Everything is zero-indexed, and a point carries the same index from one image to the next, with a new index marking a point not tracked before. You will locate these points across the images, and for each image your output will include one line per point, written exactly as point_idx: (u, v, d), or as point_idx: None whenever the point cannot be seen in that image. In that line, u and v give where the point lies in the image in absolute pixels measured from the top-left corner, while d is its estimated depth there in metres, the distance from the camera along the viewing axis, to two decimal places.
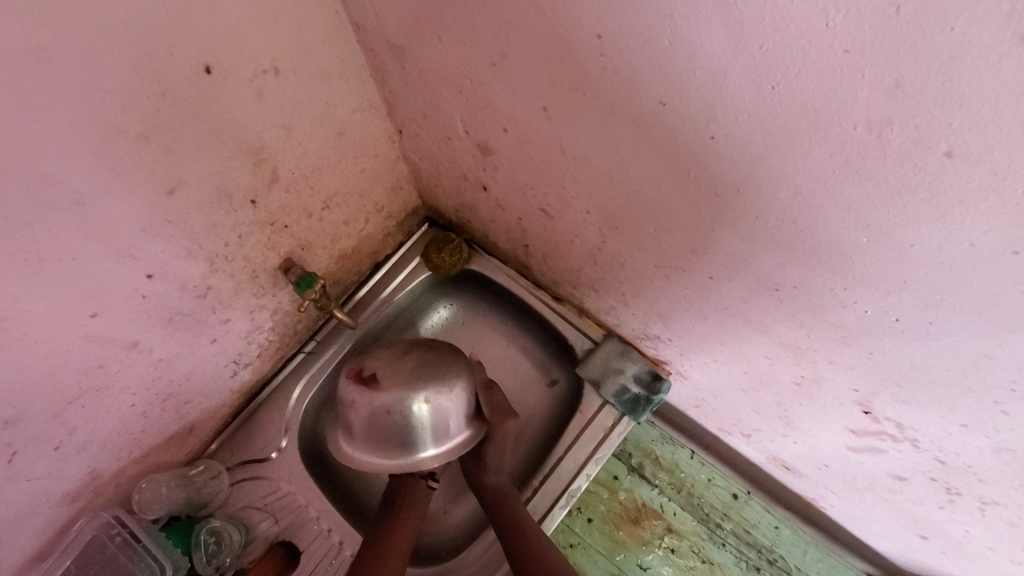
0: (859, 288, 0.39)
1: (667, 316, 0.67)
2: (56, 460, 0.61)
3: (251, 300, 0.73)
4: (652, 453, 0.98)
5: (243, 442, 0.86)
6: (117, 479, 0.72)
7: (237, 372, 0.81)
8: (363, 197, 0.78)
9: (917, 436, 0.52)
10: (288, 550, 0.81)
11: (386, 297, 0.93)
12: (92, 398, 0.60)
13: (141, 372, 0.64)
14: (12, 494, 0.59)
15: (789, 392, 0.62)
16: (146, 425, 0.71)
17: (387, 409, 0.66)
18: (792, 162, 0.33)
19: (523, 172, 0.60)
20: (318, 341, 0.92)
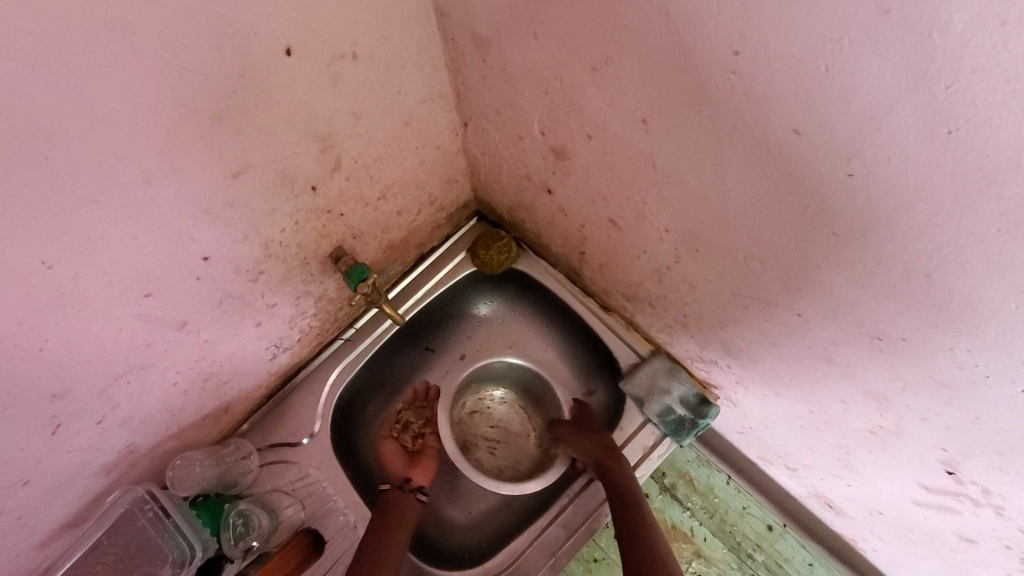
0: (986, 351, 0.36)
1: (731, 344, 0.63)
2: (97, 432, 0.61)
3: (299, 286, 0.71)
4: (686, 475, 0.96)
5: (275, 425, 0.85)
6: (152, 453, 0.72)
7: (276, 355, 0.80)
8: (419, 189, 0.76)
9: (1004, 504, 0.48)
10: (313, 537, 0.81)
11: (428, 290, 0.92)
12: (137, 375, 0.59)
13: (187, 352, 0.63)
14: (53, 464, 0.58)
15: (858, 438, 0.58)
16: (185, 403, 0.70)
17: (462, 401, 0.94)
18: (946, 214, 0.30)
19: (599, 182, 0.56)
20: (357, 329, 0.91)
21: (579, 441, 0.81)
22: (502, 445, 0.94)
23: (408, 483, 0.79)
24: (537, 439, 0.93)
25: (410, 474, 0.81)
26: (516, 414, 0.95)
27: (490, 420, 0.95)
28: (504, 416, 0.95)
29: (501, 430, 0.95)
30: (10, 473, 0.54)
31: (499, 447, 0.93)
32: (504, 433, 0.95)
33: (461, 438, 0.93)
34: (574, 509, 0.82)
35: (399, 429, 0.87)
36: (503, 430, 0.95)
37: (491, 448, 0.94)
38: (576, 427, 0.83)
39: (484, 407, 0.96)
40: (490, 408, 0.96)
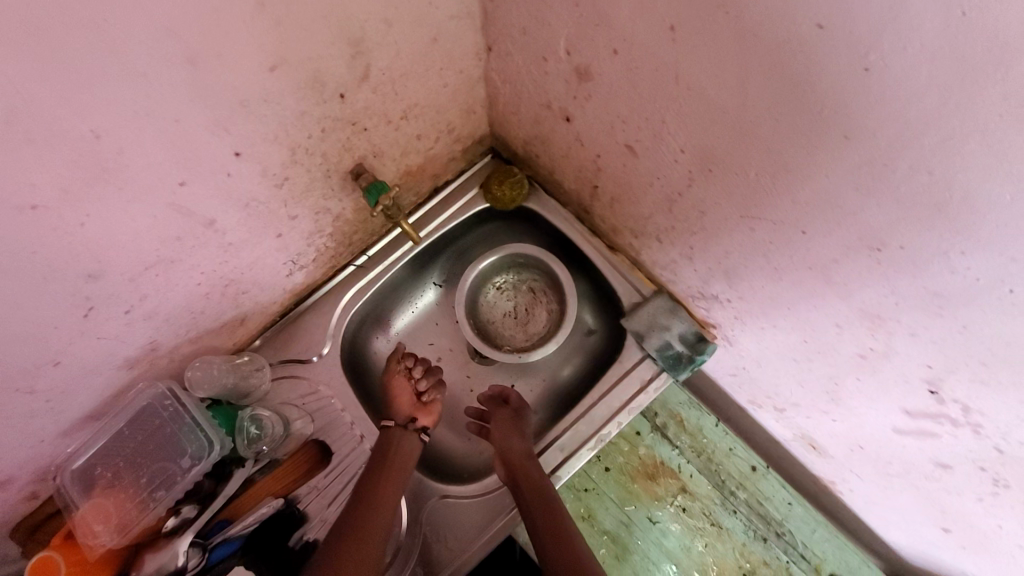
0: (977, 251, 0.38)
1: (733, 274, 0.66)
2: (125, 322, 0.64)
3: (320, 201, 0.73)
4: (677, 416, 1.00)
5: (288, 342, 0.88)
6: (171, 354, 0.75)
7: (292, 273, 0.82)
8: (439, 114, 0.77)
9: (981, 422, 0.51)
10: (321, 448, 0.85)
11: (440, 223, 0.94)
12: (165, 268, 0.62)
13: (212, 252, 0.66)
14: (83, 347, 0.61)
15: (848, 366, 0.62)
16: (206, 307, 0.73)
17: (536, 267, 0.98)
18: (951, 104, 0.32)
19: (620, 103, 0.58)
20: (369, 257, 0.93)
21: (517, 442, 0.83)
22: (513, 322, 1.00)
23: (413, 425, 0.84)
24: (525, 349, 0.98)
25: (415, 415, 0.86)
26: (543, 321, 0.99)
27: (516, 308, 1.00)
28: (541, 313, 0.99)
29: (526, 317, 1.00)
30: (46, 350, 0.57)
31: (510, 320, 1.00)
32: (523, 319, 1.00)
33: (520, 259, 0.99)
34: (555, 451, 0.85)
35: (406, 372, 0.89)
36: (518, 324, 1.00)
37: (510, 311, 1.00)
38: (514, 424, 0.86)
39: (522, 296, 1.00)
40: (538, 292, 1.00)
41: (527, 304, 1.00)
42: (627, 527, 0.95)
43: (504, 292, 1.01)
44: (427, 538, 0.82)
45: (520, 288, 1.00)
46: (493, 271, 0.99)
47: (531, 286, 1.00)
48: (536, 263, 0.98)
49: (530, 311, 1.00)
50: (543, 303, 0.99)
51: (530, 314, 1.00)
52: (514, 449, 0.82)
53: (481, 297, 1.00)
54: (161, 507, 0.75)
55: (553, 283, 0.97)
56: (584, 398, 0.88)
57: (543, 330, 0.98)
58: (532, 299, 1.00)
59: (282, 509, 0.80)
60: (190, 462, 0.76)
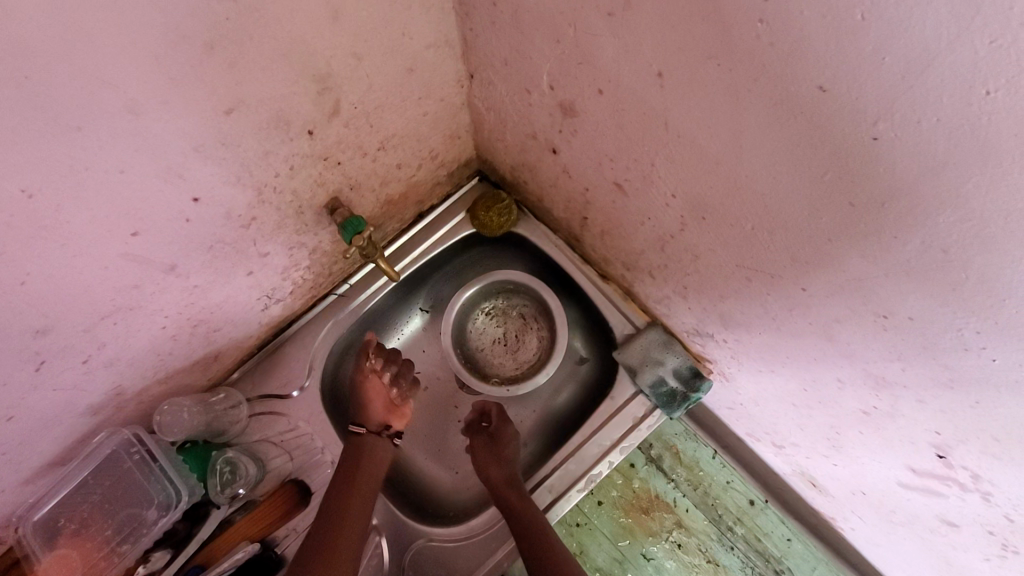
0: (995, 333, 0.34)
1: (729, 317, 0.63)
2: (83, 372, 0.60)
3: (294, 236, 0.69)
4: (673, 447, 0.96)
5: (266, 376, 0.85)
6: (139, 396, 0.71)
7: (268, 307, 0.79)
8: (420, 142, 0.73)
9: (992, 491, 0.48)
10: (301, 489, 0.81)
11: (425, 250, 0.90)
12: (124, 316, 0.58)
13: (176, 296, 0.62)
14: (37, 400, 0.58)
15: (850, 419, 0.58)
16: (174, 348, 0.69)
17: (527, 292, 0.95)
18: (969, 185, 0.28)
19: (607, 141, 0.54)
20: (351, 285, 0.89)
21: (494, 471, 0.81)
22: (503, 349, 0.96)
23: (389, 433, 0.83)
24: (515, 377, 0.94)
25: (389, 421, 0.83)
26: (535, 348, 0.95)
27: (506, 334, 0.96)
28: (532, 339, 0.95)
29: (517, 344, 0.96)
30: None
31: (500, 346, 0.96)
32: (513, 346, 0.96)
33: (510, 284, 0.95)
34: (544, 492, 0.81)
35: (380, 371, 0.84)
36: (508, 351, 0.96)
37: (499, 337, 0.97)
38: (493, 453, 0.84)
39: (512, 322, 0.97)
40: (529, 317, 0.96)
41: (518, 331, 0.96)
42: (621, 563, 0.92)
43: (493, 318, 0.97)
44: None
45: (510, 313, 0.97)
46: (482, 297, 0.96)
47: (521, 311, 0.96)
48: (526, 288, 0.94)
49: (521, 336, 0.96)
50: (534, 330, 0.95)
51: (520, 342, 0.96)
52: (496, 477, 0.81)
53: (470, 322, 0.96)
54: (127, 561, 0.72)
55: (544, 308, 0.94)
56: (574, 434, 0.84)
57: (535, 357, 0.95)
58: (523, 325, 0.96)
59: (260, 553, 0.77)
60: (157, 512, 0.74)
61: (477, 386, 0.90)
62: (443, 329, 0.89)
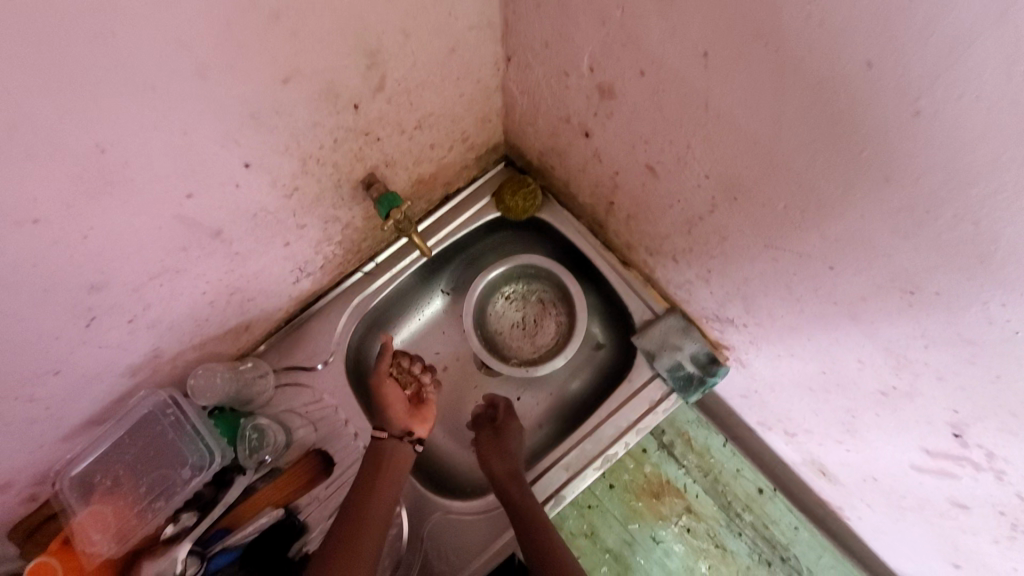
0: (1019, 304, 0.36)
1: (752, 300, 0.65)
2: (127, 331, 0.62)
3: (330, 209, 0.71)
4: (684, 434, 0.98)
5: (292, 349, 0.87)
6: (174, 361, 0.73)
7: (299, 280, 0.81)
8: (453, 123, 0.75)
9: (1006, 469, 0.50)
10: (324, 459, 0.84)
11: (450, 231, 0.92)
12: (170, 278, 0.60)
13: (219, 262, 0.64)
14: (84, 356, 0.60)
15: (868, 400, 0.60)
16: (210, 314, 0.72)
17: (547, 277, 0.97)
18: (1004, 158, 0.30)
19: (643, 123, 0.56)
20: (378, 264, 0.91)
21: (498, 463, 0.83)
22: (521, 333, 0.98)
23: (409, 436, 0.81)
24: (531, 360, 0.96)
25: (410, 426, 0.82)
26: (553, 333, 0.97)
27: (524, 318, 0.98)
28: (550, 324, 0.97)
29: (535, 328, 0.98)
30: (46, 360, 0.56)
31: (518, 330, 0.98)
32: (532, 330, 0.98)
33: (532, 269, 0.97)
34: (559, 470, 0.83)
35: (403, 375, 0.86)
36: (526, 335, 0.98)
37: (518, 321, 0.99)
38: (497, 444, 0.85)
39: (531, 307, 0.98)
40: (548, 302, 0.98)
41: (537, 315, 0.98)
42: (631, 545, 0.94)
43: (513, 302, 0.99)
44: (429, 554, 0.81)
45: (530, 298, 0.99)
46: (503, 281, 0.98)
47: (541, 296, 0.98)
48: (547, 274, 0.96)
49: (540, 321, 0.98)
50: (553, 315, 0.97)
51: (539, 326, 0.98)
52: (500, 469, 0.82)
53: (490, 305, 0.98)
54: (159, 519, 0.75)
55: (564, 294, 0.95)
56: (591, 415, 0.86)
57: (552, 342, 0.97)
58: (542, 310, 0.98)
59: (283, 519, 0.79)
60: (188, 471, 0.76)
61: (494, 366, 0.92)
62: (464, 310, 0.91)
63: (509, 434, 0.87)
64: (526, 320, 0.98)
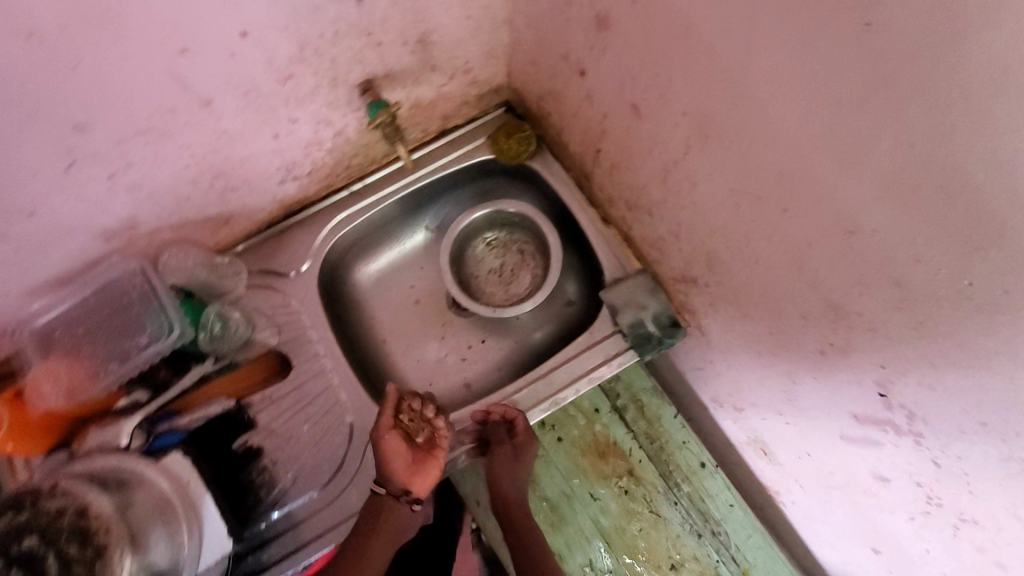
0: (942, 237, 0.38)
1: (715, 254, 0.67)
2: (106, 189, 0.64)
3: (323, 110, 0.73)
4: (639, 400, 0.99)
5: (269, 253, 0.89)
6: (149, 236, 0.75)
7: (284, 183, 0.82)
8: (458, 49, 0.77)
9: (924, 431, 0.51)
10: (281, 362, 0.87)
11: (441, 165, 0.93)
12: (155, 140, 0.62)
13: (205, 137, 0.66)
14: (59, 203, 0.62)
15: (808, 362, 0.62)
16: (191, 195, 0.73)
17: (532, 230, 0.98)
18: (944, 67, 0.32)
19: (632, 57, 0.58)
20: (365, 185, 0.93)
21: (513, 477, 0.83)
22: (496, 280, 1.00)
23: (407, 496, 0.75)
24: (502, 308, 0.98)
25: (410, 484, 0.76)
26: (527, 285, 0.99)
27: (501, 266, 1.00)
28: (526, 276, 0.99)
29: (511, 278, 1.00)
30: (21, 194, 0.57)
31: (494, 277, 1.00)
32: (507, 279, 1.00)
33: (519, 219, 0.99)
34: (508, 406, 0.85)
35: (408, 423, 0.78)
36: (500, 283, 1.00)
37: (496, 269, 1.00)
38: (514, 459, 0.83)
39: (510, 256, 1.00)
40: (529, 255, 1.00)
41: (514, 265, 1.00)
42: (569, 498, 0.95)
43: (494, 249, 1.01)
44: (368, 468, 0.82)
45: (510, 248, 1.00)
46: (489, 225, 0.99)
47: (521, 248, 1.00)
48: (532, 226, 0.98)
49: (517, 272, 1.00)
50: (530, 267, 0.99)
51: (514, 276, 1.00)
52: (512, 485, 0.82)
53: (472, 247, 1.00)
54: (108, 382, 0.75)
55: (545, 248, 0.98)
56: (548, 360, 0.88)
57: (524, 293, 0.98)
58: (521, 262, 1.00)
59: (231, 412, 0.82)
60: (150, 339, 0.77)
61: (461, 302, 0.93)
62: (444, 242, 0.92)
63: (528, 454, 0.83)
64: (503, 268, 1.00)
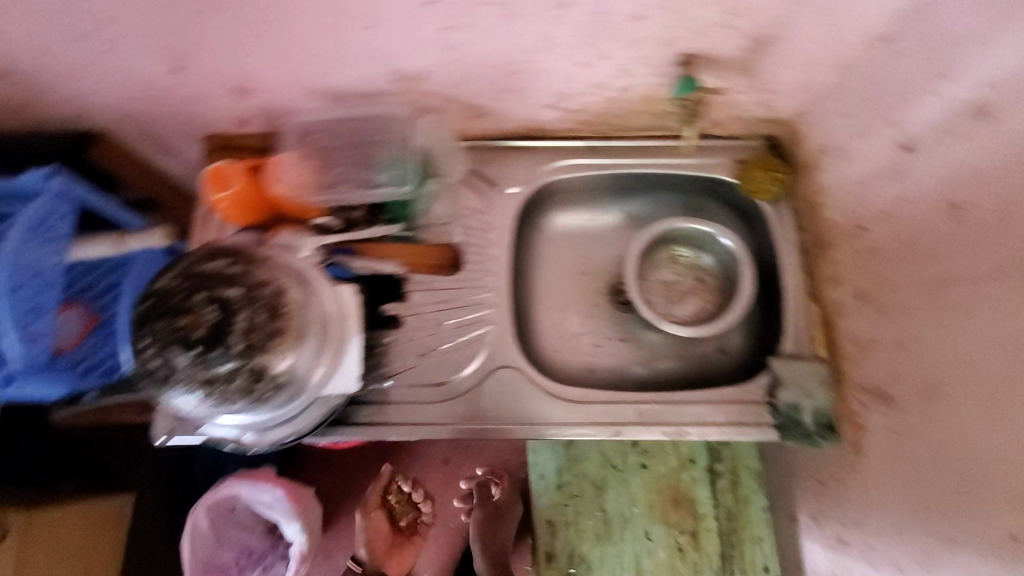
0: None
1: (946, 384, 0.63)
2: (433, 35, 0.68)
3: (635, 60, 0.74)
4: (736, 474, 0.95)
5: (492, 163, 0.91)
6: (422, 95, 0.79)
7: (548, 109, 0.85)
8: (784, 71, 0.77)
9: None
10: (455, 260, 0.87)
11: (682, 163, 0.93)
12: (500, 13, 0.65)
13: (535, 33, 0.69)
14: (394, 27, 0.66)
15: (984, 544, 0.55)
16: (479, 79, 0.77)
17: (724, 269, 0.98)
18: None
19: (997, 154, 0.57)
20: (603, 146, 0.93)
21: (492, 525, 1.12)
22: (663, 292, 0.99)
23: None
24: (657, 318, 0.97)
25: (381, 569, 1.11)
26: (689, 311, 0.98)
27: (674, 283, 0.99)
28: (694, 304, 0.98)
29: (677, 297, 0.99)
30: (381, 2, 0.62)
31: (664, 287, 0.99)
32: (673, 296, 0.99)
33: (718, 255, 0.98)
34: (631, 411, 0.83)
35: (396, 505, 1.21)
36: (665, 296, 0.99)
37: (668, 281, 0.99)
38: (493, 516, 1.13)
39: (687, 279, 0.99)
40: (706, 287, 0.99)
41: (686, 289, 0.99)
42: (622, 522, 0.92)
43: (677, 264, 1.00)
44: (478, 393, 0.83)
45: (692, 272, 0.99)
46: (687, 241, 0.99)
47: (702, 278, 0.99)
48: (726, 266, 0.98)
49: (687, 295, 0.99)
50: (700, 298, 0.98)
51: (682, 298, 0.99)
52: (500, 540, 1.11)
53: (660, 249, 1.00)
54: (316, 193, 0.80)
55: (727, 290, 0.97)
56: (688, 393, 0.85)
57: (683, 316, 0.97)
58: (695, 289, 0.99)
59: (393, 276, 0.84)
60: (372, 177, 0.82)
61: (631, 287, 0.92)
62: (649, 228, 0.93)
63: (505, 517, 1.13)
64: (675, 285, 0.99)
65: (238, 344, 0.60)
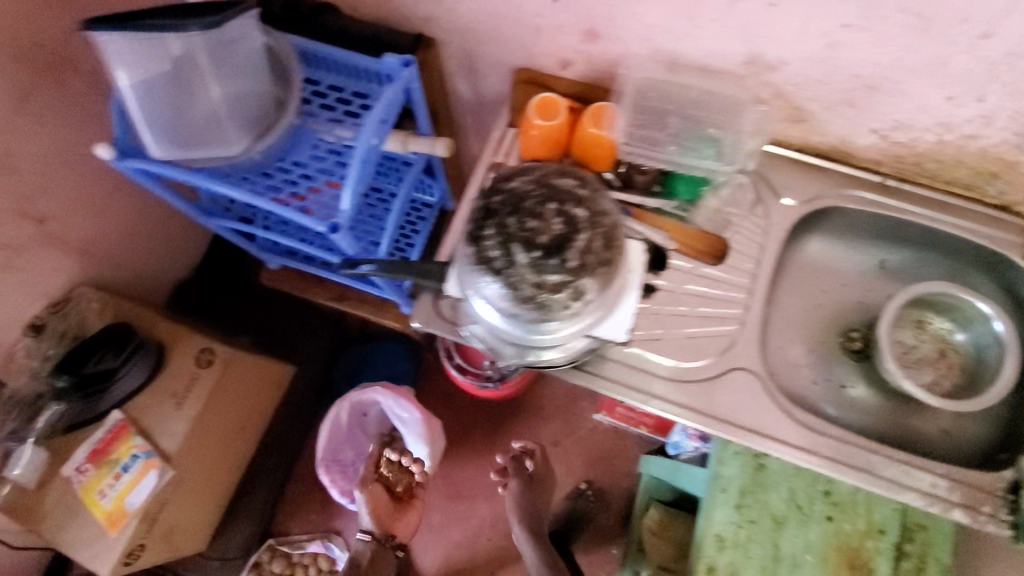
0: None
1: None
2: (824, 25, 0.69)
3: (1005, 105, 0.72)
4: (923, 563, 0.88)
5: (778, 169, 0.91)
6: (759, 83, 0.80)
7: (868, 132, 0.83)
8: None
9: None
10: (718, 254, 0.85)
11: (976, 227, 0.88)
12: (911, 21, 0.65)
13: (927, 50, 0.68)
14: (795, 8, 0.68)
15: None
16: (828, 82, 0.77)
17: (976, 352, 0.93)
18: None
19: None
20: (897, 186, 0.90)
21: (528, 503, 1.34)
22: (900, 353, 0.96)
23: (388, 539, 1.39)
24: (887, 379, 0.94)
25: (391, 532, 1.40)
26: (924, 381, 0.94)
27: (913, 347, 0.96)
28: (930, 376, 0.94)
29: (913, 363, 0.95)
30: None
31: (900, 348, 0.96)
32: (909, 360, 0.95)
33: (975, 335, 0.93)
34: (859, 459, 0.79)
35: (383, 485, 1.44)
36: (899, 357, 0.95)
37: (907, 344, 0.96)
38: (529, 486, 1.36)
39: (927, 348, 0.96)
40: (947, 363, 0.95)
41: (924, 358, 0.95)
42: (792, 564, 0.88)
43: (920, 330, 0.96)
44: (709, 382, 0.81)
45: (935, 343, 0.95)
46: (942, 312, 0.95)
47: (945, 352, 0.95)
48: (977, 348, 0.93)
49: (923, 364, 0.95)
50: (938, 372, 0.95)
51: (916, 366, 0.95)
52: (537, 509, 1.35)
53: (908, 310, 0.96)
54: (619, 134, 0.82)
55: (971, 374, 0.93)
56: (921, 464, 0.79)
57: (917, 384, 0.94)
58: (935, 362, 0.95)
59: (659, 249, 0.84)
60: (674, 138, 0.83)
61: (880, 334, 0.88)
62: (921, 286, 0.88)
63: (538, 485, 1.39)
64: (915, 351, 0.95)
65: (572, 261, 0.62)
